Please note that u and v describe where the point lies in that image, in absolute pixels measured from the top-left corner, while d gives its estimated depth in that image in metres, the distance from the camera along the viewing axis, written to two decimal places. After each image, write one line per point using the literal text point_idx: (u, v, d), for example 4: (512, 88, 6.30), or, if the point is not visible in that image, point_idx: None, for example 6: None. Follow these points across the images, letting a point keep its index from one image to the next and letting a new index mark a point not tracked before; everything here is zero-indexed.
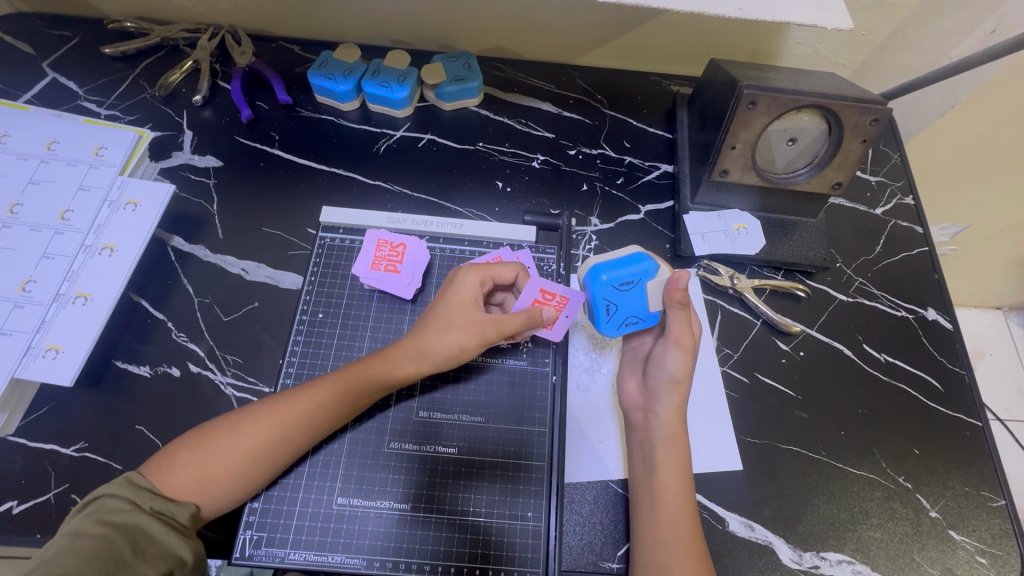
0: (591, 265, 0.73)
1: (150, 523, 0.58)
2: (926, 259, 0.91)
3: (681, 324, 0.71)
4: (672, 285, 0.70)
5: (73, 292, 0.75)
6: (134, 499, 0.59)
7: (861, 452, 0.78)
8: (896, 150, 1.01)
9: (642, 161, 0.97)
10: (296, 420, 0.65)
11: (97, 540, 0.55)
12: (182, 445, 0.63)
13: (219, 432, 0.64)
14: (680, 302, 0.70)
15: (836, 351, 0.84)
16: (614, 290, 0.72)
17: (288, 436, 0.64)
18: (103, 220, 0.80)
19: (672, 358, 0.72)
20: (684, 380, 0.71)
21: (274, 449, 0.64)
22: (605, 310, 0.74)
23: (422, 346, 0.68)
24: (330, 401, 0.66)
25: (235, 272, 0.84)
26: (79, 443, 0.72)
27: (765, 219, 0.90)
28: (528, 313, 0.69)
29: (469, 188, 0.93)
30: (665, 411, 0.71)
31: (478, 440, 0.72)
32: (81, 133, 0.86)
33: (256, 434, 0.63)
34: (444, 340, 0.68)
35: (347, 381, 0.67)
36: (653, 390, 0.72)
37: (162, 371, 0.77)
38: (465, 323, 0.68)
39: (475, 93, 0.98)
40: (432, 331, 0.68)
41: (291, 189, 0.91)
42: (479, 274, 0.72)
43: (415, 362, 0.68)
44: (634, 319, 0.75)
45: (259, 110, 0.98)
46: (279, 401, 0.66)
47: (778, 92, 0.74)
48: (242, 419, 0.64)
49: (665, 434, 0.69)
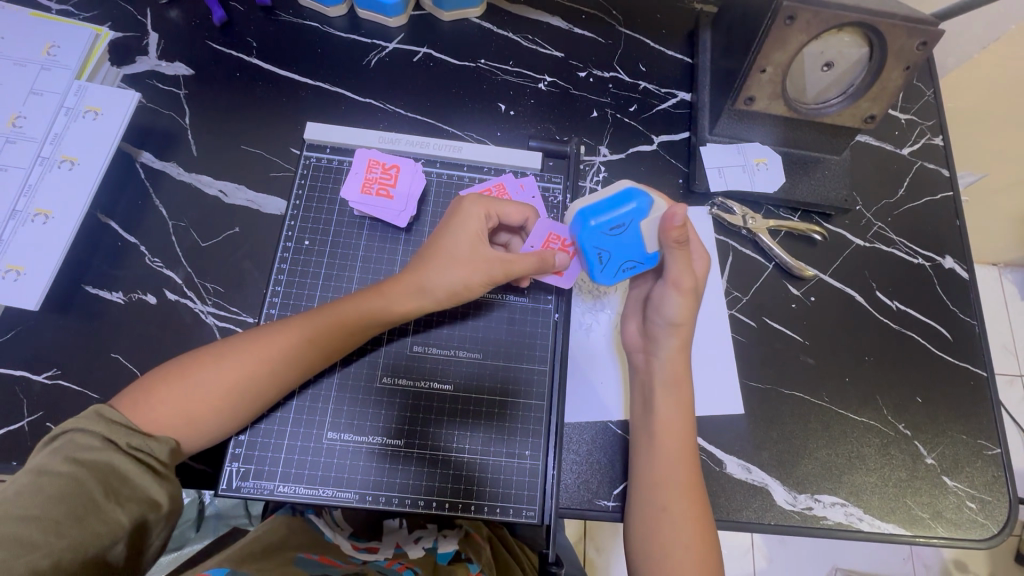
0: (577, 210, 0.67)
1: (125, 464, 0.55)
2: (948, 204, 0.87)
3: (680, 264, 0.66)
4: (666, 223, 0.64)
5: (32, 209, 0.68)
6: (106, 436, 0.55)
7: (864, 399, 0.77)
8: (930, 86, 0.94)
9: (658, 87, 0.89)
10: (281, 357, 0.61)
11: (64, 480, 0.52)
12: (162, 380, 0.59)
13: (204, 363, 0.60)
14: (676, 241, 0.64)
15: (847, 297, 0.81)
16: (605, 236, 0.66)
17: (274, 373, 0.61)
18: (61, 129, 0.71)
19: (672, 302, 0.67)
20: (684, 325, 0.68)
21: (262, 386, 0.61)
22: (597, 259, 0.68)
23: (420, 279, 0.63)
24: (320, 336, 0.62)
25: (212, 194, 0.77)
26: (51, 369, 0.68)
27: (786, 155, 0.84)
28: (541, 257, 0.64)
29: (468, 110, 0.85)
30: (664, 355, 0.68)
31: (475, 377, 0.69)
32: (29, 28, 0.75)
33: (241, 368, 0.60)
34: (446, 277, 0.63)
35: (338, 317, 0.63)
36: (652, 333, 0.69)
37: (137, 298, 0.72)
38: (470, 259, 0.63)
39: (476, 2, 0.88)
40: (433, 267, 0.64)
41: (271, 103, 0.82)
42: (484, 207, 0.66)
43: (411, 299, 0.64)
44: (631, 265, 0.68)
45: (232, 11, 0.86)
46: (269, 333, 0.62)
47: (821, 6, 0.65)
48: (229, 351, 0.61)
49: (662, 379, 0.67)
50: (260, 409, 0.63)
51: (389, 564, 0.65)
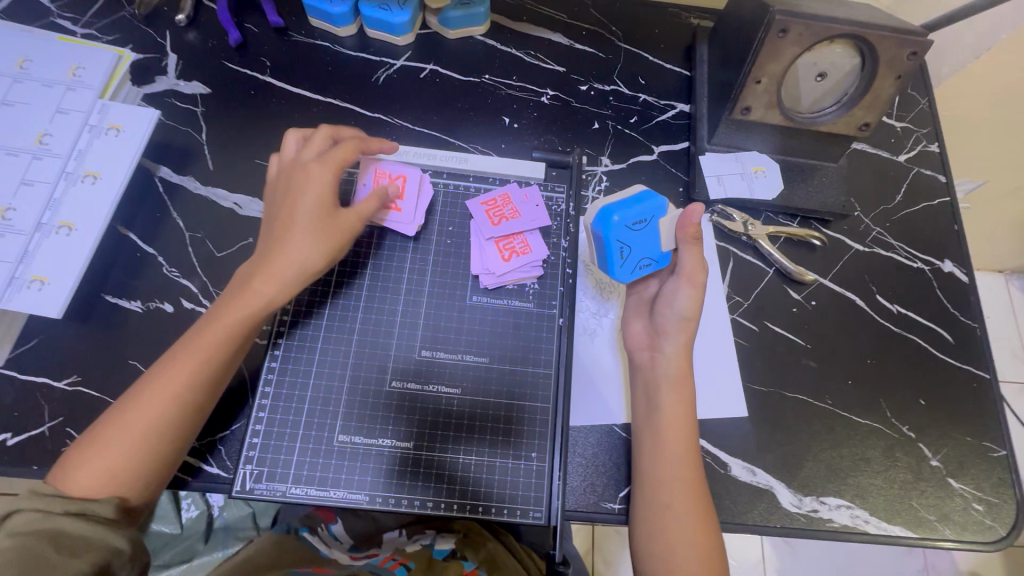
0: (601, 207, 0.70)
1: (69, 526, 0.55)
2: (946, 209, 0.88)
3: (693, 260, 0.70)
4: (685, 220, 0.69)
5: (56, 221, 0.71)
6: (40, 510, 0.55)
7: (867, 402, 0.77)
8: (925, 94, 0.96)
9: (658, 99, 0.91)
10: (177, 374, 0.62)
11: (11, 551, 0.52)
12: (76, 449, 0.60)
13: (113, 421, 0.61)
14: (693, 237, 0.69)
15: (848, 301, 0.82)
16: (628, 231, 0.70)
17: (174, 396, 0.62)
18: (85, 145, 0.75)
19: (683, 295, 0.70)
20: (694, 318, 0.70)
21: (170, 410, 0.61)
22: (618, 253, 0.70)
23: (284, 261, 0.66)
24: (203, 351, 0.63)
25: (227, 206, 0.80)
26: (71, 376, 0.70)
27: (784, 163, 0.86)
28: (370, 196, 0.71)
29: (474, 123, 0.88)
30: (672, 349, 0.70)
31: (481, 380, 0.71)
32: (56, 51, 0.79)
33: (154, 398, 0.61)
34: (300, 250, 0.66)
35: (225, 323, 0.64)
36: (661, 327, 0.71)
37: (155, 306, 0.74)
38: (313, 227, 0.67)
39: (481, 20, 0.91)
40: (283, 243, 0.66)
41: (284, 119, 0.86)
42: (334, 167, 0.69)
43: (279, 285, 0.66)
44: (648, 261, 0.72)
45: (248, 33, 0.90)
46: (165, 360, 0.64)
47: (812, 19, 0.68)
48: (136, 393, 0.62)
49: (670, 373, 0.69)
50: (188, 432, 0.63)
51: (383, 560, 0.71)
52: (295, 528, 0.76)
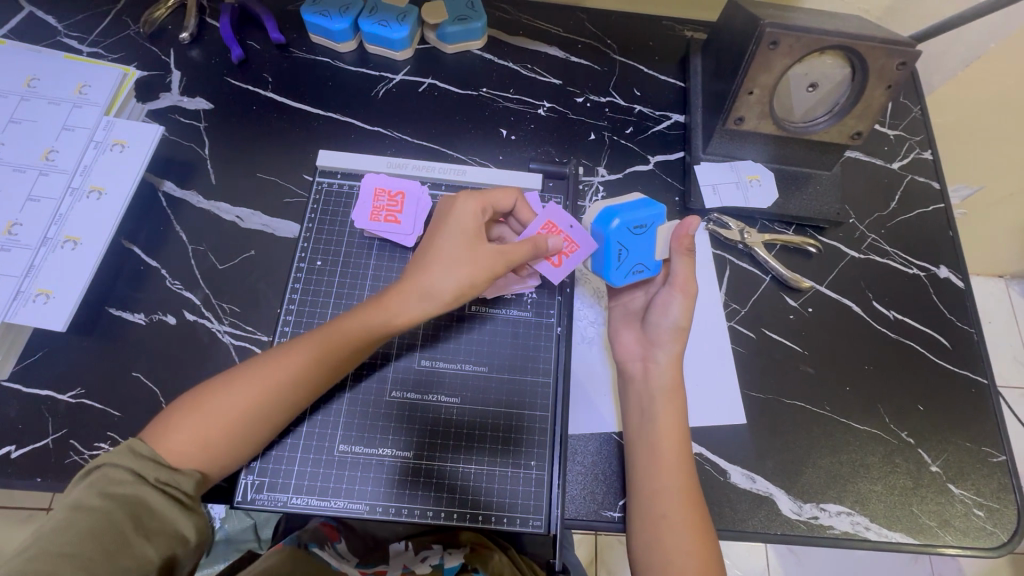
0: (603, 211, 0.74)
1: (153, 498, 0.57)
2: (940, 215, 0.89)
3: (686, 270, 0.71)
4: (681, 231, 0.71)
5: (62, 236, 0.72)
6: (136, 469, 0.57)
7: (866, 408, 0.78)
8: (917, 103, 0.97)
9: (653, 110, 0.93)
10: (299, 374, 0.63)
11: (96, 514, 0.54)
12: (189, 403, 0.62)
13: (215, 394, 0.62)
14: (687, 248, 0.71)
15: (845, 307, 0.83)
16: (628, 234, 0.73)
17: (292, 392, 0.63)
18: (90, 161, 0.76)
19: (676, 304, 0.71)
20: (687, 327, 0.71)
21: (279, 404, 0.63)
22: (616, 255, 0.73)
23: (423, 288, 0.65)
24: (328, 352, 0.64)
25: (230, 220, 0.81)
26: (75, 389, 0.71)
27: (778, 171, 0.87)
28: (537, 242, 0.68)
29: (472, 135, 0.89)
30: (665, 359, 0.71)
31: (480, 390, 0.71)
32: (63, 69, 0.81)
33: (252, 392, 0.62)
34: (445, 279, 0.65)
35: (350, 331, 0.65)
36: (655, 337, 0.72)
37: (158, 319, 0.75)
38: (465, 256, 0.66)
39: (478, 35, 0.93)
40: (431, 272, 0.66)
41: (286, 133, 0.87)
42: (479, 202, 0.70)
43: (413, 306, 0.66)
44: (641, 268, 0.73)
45: (250, 49, 0.92)
46: (276, 356, 0.64)
47: (802, 31, 0.69)
48: (238, 379, 0.63)
49: (664, 383, 0.69)
50: (282, 425, 0.64)
51: None
52: (305, 543, 0.71)
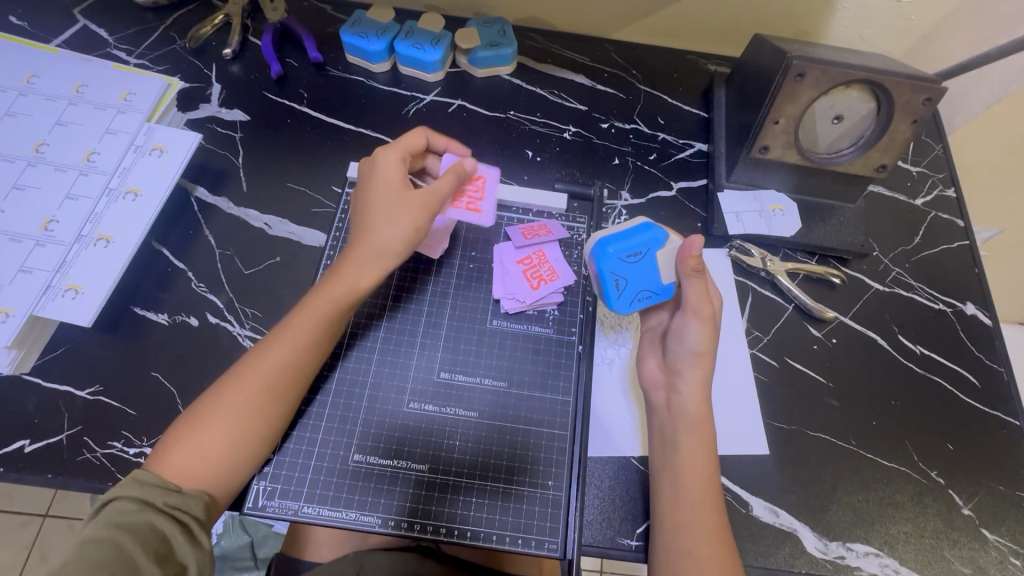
0: (598, 238, 0.72)
1: (163, 524, 0.55)
2: (966, 252, 0.88)
3: (698, 293, 0.68)
4: (685, 253, 0.67)
5: (95, 234, 0.73)
6: (141, 497, 0.55)
7: (892, 445, 0.75)
8: (939, 141, 0.98)
9: (676, 138, 0.94)
10: (279, 363, 0.63)
11: (105, 545, 0.52)
12: (179, 430, 0.60)
13: (208, 405, 0.61)
14: (696, 270, 0.68)
15: (870, 340, 0.81)
16: (622, 262, 0.70)
17: (276, 382, 0.62)
18: (129, 163, 0.78)
19: (692, 331, 0.68)
20: (707, 352, 0.68)
21: (269, 398, 0.62)
22: (614, 285, 0.71)
23: (378, 243, 0.67)
24: (299, 335, 0.64)
25: (258, 226, 0.82)
26: (94, 385, 0.71)
27: (802, 202, 0.87)
28: (457, 173, 0.73)
29: (498, 155, 0.91)
30: (688, 389, 0.67)
31: (501, 405, 0.70)
32: (111, 77, 0.85)
33: (241, 394, 0.61)
34: (397, 223, 0.68)
35: (317, 311, 0.65)
36: (674, 365, 0.69)
37: (181, 320, 0.76)
38: (409, 202, 0.69)
39: (508, 61, 0.96)
40: (381, 224, 0.68)
41: (318, 146, 0.89)
42: (398, 153, 0.72)
43: (375, 268, 0.67)
44: (647, 294, 0.71)
45: (288, 67, 0.96)
46: (258, 352, 0.64)
47: (828, 65, 0.71)
48: (225, 383, 0.62)
49: (688, 417, 0.66)
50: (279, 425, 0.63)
51: None
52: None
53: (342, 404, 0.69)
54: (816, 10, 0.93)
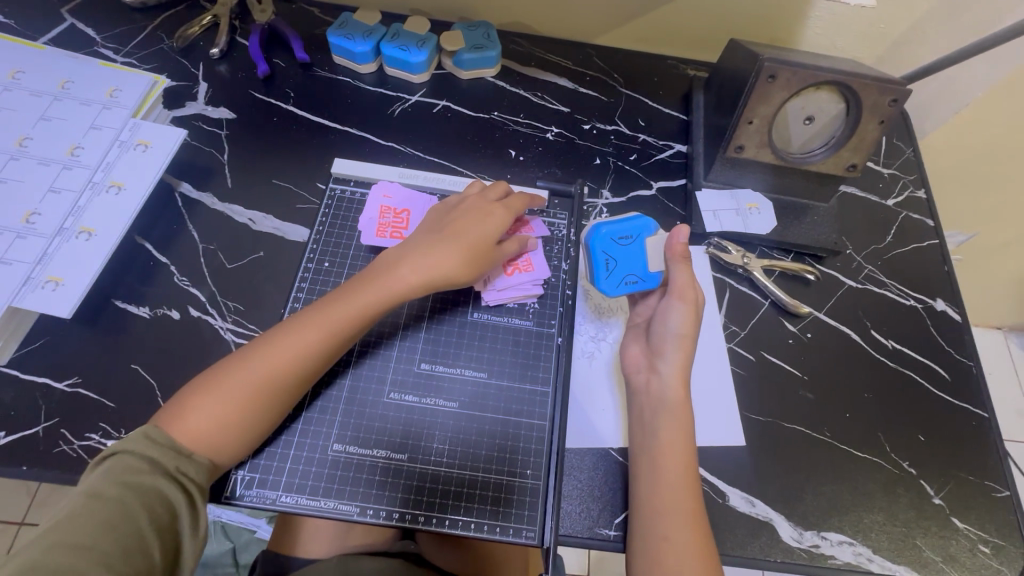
0: (593, 223, 0.78)
1: (168, 489, 0.54)
2: (935, 251, 0.91)
3: (684, 279, 0.71)
4: (672, 241, 0.72)
5: (78, 227, 0.74)
6: (153, 458, 0.55)
7: (866, 436, 0.77)
8: (910, 144, 1.01)
9: (656, 140, 0.97)
10: (313, 348, 0.63)
11: (112, 504, 0.51)
12: (199, 392, 0.60)
13: (231, 373, 0.61)
14: (682, 256, 0.72)
15: (843, 335, 0.83)
16: (614, 244, 0.75)
17: (305, 365, 0.63)
18: (113, 158, 0.79)
19: (675, 313, 0.70)
20: (689, 334, 0.69)
21: (294, 379, 0.62)
22: (605, 265, 0.75)
23: (426, 264, 0.68)
24: (336, 325, 0.64)
25: (242, 222, 0.83)
26: (72, 378, 0.71)
27: (777, 201, 0.89)
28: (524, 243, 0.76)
29: (481, 155, 0.92)
30: (669, 371, 0.68)
31: (481, 395, 0.71)
32: (97, 74, 0.86)
33: (270, 372, 0.61)
34: (443, 256, 0.68)
35: (358, 306, 0.65)
36: (657, 348, 0.70)
37: (162, 313, 0.76)
38: (476, 247, 0.70)
39: (492, 63, 0.98)
40: (442, 250, 0.68)
41: (303, 144, 0.91)
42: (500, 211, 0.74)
43: (416, 282, 0.67)
44: (633, 279, 0.75)
45: (275, 67, 0.97)
46: (291, 329, 0.64)
47: (798, 67, 0.74)
48: (256, 356, 0.62)
49: (668, 399, 0.67)
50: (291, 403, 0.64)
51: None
52: None
53: (322, 394, 0.69)
54: (790, 18, 0.96)
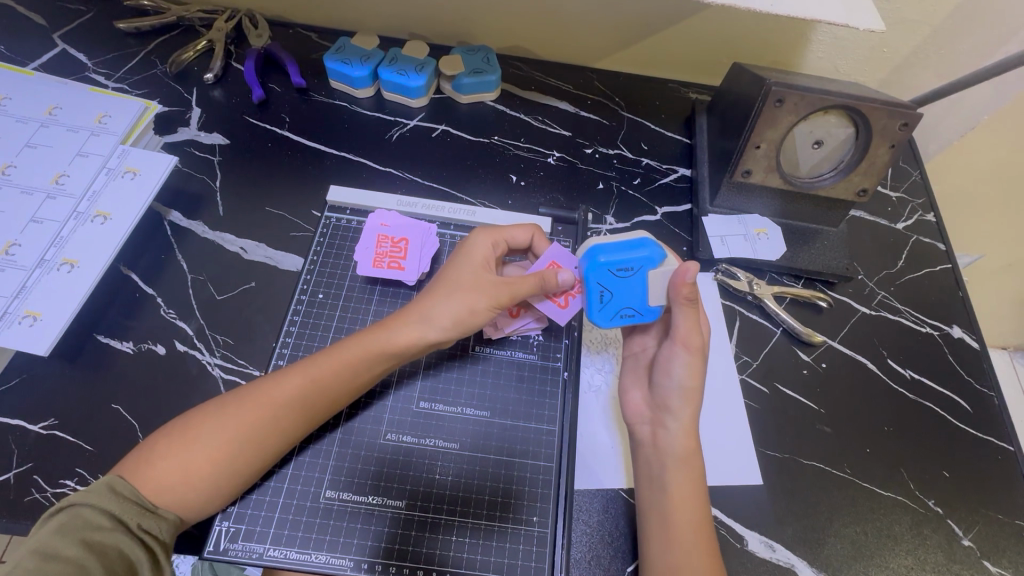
0: (591, 246, 0.64)
1: (131, 549, 0.52)
2: (949, 275, 0.88)
3: (688, 325, 0.64)
4: (677, 280, 0.62)
5: (59, 259, 0.70)
6: (117, 514, 0.53)
7: (888, 473, 0.73)
8: (916, 167, 1.00)
9: (660, 164, 0.95)
10: (291, 401, 0.60)
11: (71, 567, 0.48)
12: (166, 440, 0.57)
13: (201, 420, 0.58)
14: (686, 299, 0.63)
15: (859, 365, 0.80)
16: (612, 276, 0.64)
17: (281, 419, 0.59)
18: (99, 187, 0.76)
19: (679, 362, 0.65)
20: (695, 388, 0.64)
21: (268, 433, 0.59)
22: (598, 297, 0.65)
23: (427, 312, 0.63)
24: (319, 380, 0.61)
25: (233, 251, 0.80)
26: (48, 420, 0.66)
27: (785, 226, 0.87)
28: (544, 278, 0.65)
29: (481, 180, 0.90)
30: (676, 427, 0.64)
31: (483, 435, 0.67)
32: (86, 100, 0.83)
33: (239, 424, 0.58)
34: (449, 305, 0.63)
35: (344, 358, 0.62)
36: (662, 401, 0.66)
37: (147, 348, 0.72)
38: (477, 287, 0.64)
39: (492, 87, 0.96)
40: (440, 296, 0.63)
41: (298, 170, 0.88)
42: (491, 236, 0.68)
43: (415, 331, 0.63)
44: (630, 311, 0.67)
45: (270, 92, 0.95)
46: (271, 381, 0.61)
47: (806, 91, 0.72)
48: (225, 404, 0.59)
49: (675, 454, 0.63)
50: (272, 456, 0.60)
51: None
52: None
53: (317, 437, 0.65)
54: (791, 43, 0.96)
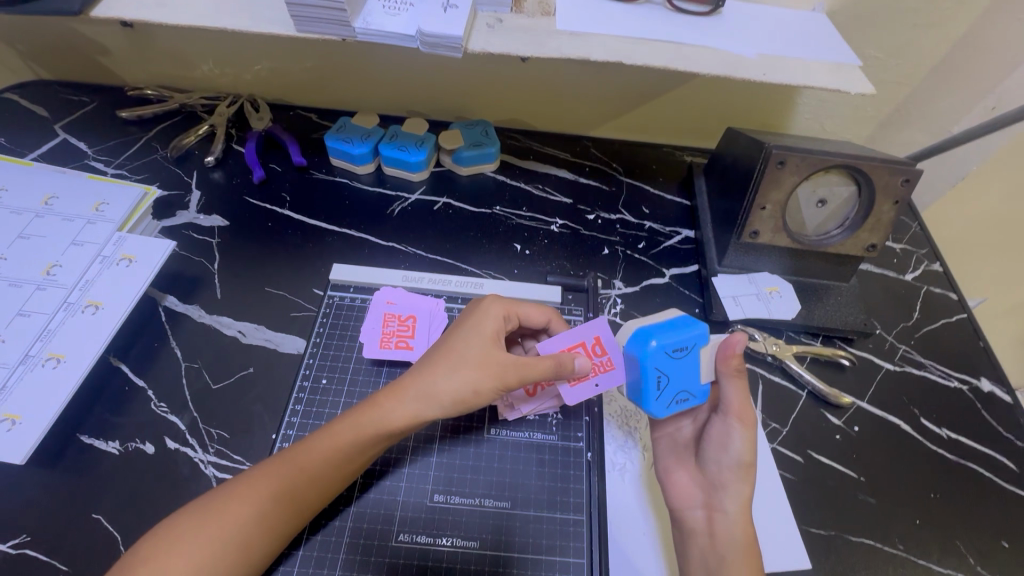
0: (639, 329, 0.61)
1: None
2: (967, 325, 0.87)
3: (740, 397, 0.61)
4: (727, 350, 0.61)
5: (45, 354, 0.66)
6: None
7: (942, 546, 0.67)
8: (914, 219, 1.01)
9: (663, 226, 0.95)
10: (281, 492, 0.54)
11: None
12: (149, 546, 0.51)
13: (189, 520, 0.53)
14: (737, 371, 0.61)
15: (892, 426, 0.76)
16: (668, 359, 0.60)
17: (269, 514, 0.54)
18: (92, 276, 0.73)
19: (737, 437, 0.61)
20: (754, 465, 0.61)
21: (255, 532, 0.53)
22: (656, 383, 0.61)
23: (425, 388, 0.58)
24: (308, 466, 0.56)
25: (231, 335, 0.76)
26: (19, 537, 0.60)
27: (797, 283, 0.86)
28: (560, 361, 0.60)
29: (486, 250, 0.89)
30: (734, 508, 0.59)
31: (504, 530, 0.61)
32: (84, 188, 0.82)
33: (226, 521, 0.52)
34: (451, 381, 0.58)
35: (333, 441, 0.57)
36: (717, 480, 0.61)
37: (134, 447, 0.66)
38: (483, 361, 0.59)
39: (492, 159, 0.97)
40: (439, 370, 0.59)
41: (299, 248, 0.86)
42: (504, 308, 0.64)
43: (410, 409, 0.58)
44: (684, 396, 0.63)
45: (271, 171, 0.96)
46: (260, 470, 0.56)
47: (806, 152, 0.73)
48: (213, 500, 0.54)
49: (736, 543, 0.58)
50: (258, 564, 0.54)
51: None
52: None
53: (316, 542, 0.59)
54: (779, 107, 0.99)
